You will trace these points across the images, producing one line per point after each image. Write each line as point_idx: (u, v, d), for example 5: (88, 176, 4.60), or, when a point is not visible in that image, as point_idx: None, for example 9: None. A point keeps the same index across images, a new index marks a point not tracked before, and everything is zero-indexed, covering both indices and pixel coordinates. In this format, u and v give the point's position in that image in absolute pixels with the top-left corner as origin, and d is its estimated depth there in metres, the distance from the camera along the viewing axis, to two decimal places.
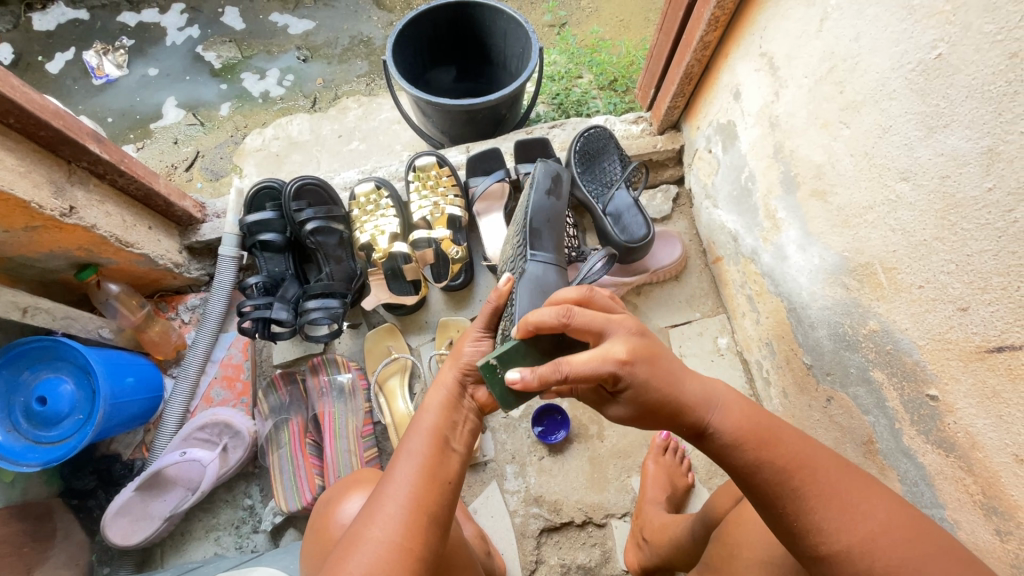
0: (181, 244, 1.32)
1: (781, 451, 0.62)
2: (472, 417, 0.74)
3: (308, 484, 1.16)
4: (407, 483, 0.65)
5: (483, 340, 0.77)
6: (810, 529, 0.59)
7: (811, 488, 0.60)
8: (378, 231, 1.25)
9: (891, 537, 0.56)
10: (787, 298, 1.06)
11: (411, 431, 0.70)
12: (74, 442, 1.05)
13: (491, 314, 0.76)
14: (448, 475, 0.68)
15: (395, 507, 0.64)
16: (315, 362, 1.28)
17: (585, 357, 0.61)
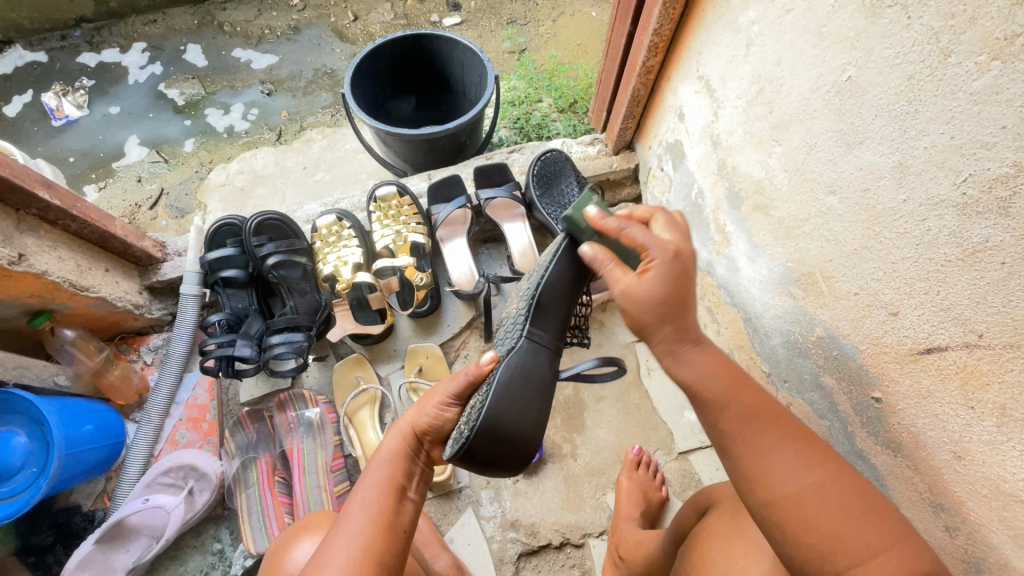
0: (141, 285, 1.30)
1: (747, 399, 0.60)
2: (423, 468, 0.79)
3: (278, 523, 1.14)
4: (359, 530, 0.66)
5: (449, 410, 0.78)
6: (763, 474, 0.57)
7: (772, 437, 0.58)
8: (341, 261, 1.26)
9: (843, 489, 0.55)
10: (742, 309, 1.10)
11: (365, 481, 0.73)
12: (27, 497, 1.01)
13: (465, 385, 0.78)
14: (401, 522, 0.70)
15: (344, 557, 0.63)
16: (282, 397, 1.26)
17: (643, 231, 0.63)
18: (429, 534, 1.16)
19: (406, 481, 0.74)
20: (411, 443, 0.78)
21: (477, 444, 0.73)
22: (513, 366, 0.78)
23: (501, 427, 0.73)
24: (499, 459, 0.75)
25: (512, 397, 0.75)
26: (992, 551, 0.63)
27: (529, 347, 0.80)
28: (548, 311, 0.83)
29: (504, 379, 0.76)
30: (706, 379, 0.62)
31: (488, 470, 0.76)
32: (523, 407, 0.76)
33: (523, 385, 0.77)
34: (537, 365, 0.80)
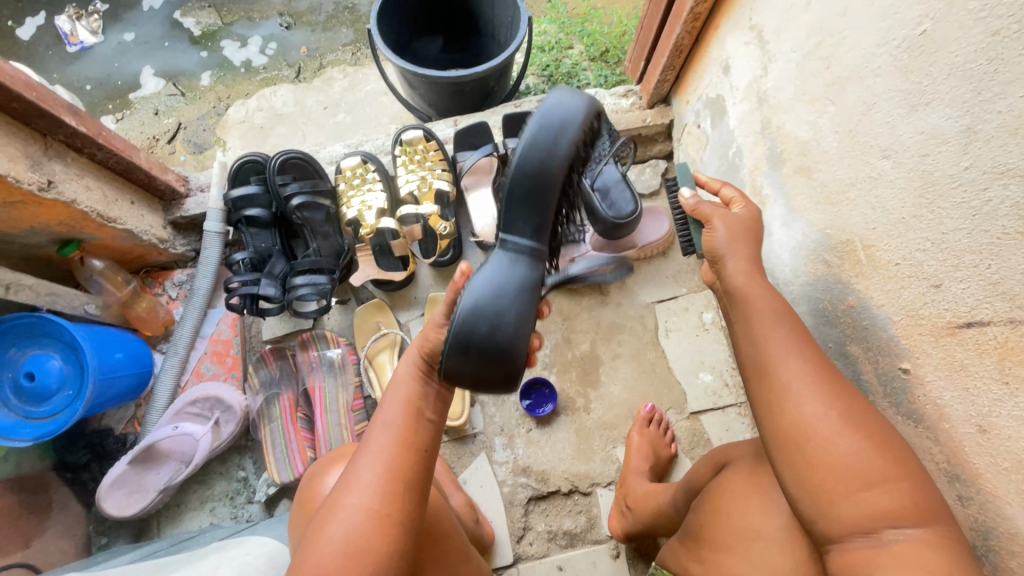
0: (165, 219, 1.30)
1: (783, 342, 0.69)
2: (443, 388, 0.76)
3: (301, 456, 1.17)
4: (383, 452, 0.69)
5: (445, 326, 0.72)
6: (790, 402, 0.64)
7: (797, 380, 0.65)
8: (365, 206, 1.25)
9: (854, 426, 0.61)
10: (770, 274, 1.09)
11: (386, 402, 0.74)
12: (64, 418, 1.05)
13: (451, 301, 0.73)
14: (422, 441, 0.71)
15: (370, 477, 0.67)
16: (304, 337, 1.28)
17: (733, 189, 0.87)
18: (445, 474, 1.21)
19: (424, 404, 0.74)
20: (427, 364, 0.75)
21: (455, 366, 0.69)
22: (482, 282, 0.69)
23: (472, 344, 0.67)
24: (484, 375, 0.69)
25: (481, 314, 0.68)
26: (1003, 521, 0.65)
27: (506, 251, 0.72)
28: (516, 214, 0.71)
29: (473, 288, 0.69)
30: (759, 304, 0.72)
31: (479, 388, 0.71)
32: (493, 320, 0.68)
33: (491, 299, 0.69)
34: (512, 273, 0.71)
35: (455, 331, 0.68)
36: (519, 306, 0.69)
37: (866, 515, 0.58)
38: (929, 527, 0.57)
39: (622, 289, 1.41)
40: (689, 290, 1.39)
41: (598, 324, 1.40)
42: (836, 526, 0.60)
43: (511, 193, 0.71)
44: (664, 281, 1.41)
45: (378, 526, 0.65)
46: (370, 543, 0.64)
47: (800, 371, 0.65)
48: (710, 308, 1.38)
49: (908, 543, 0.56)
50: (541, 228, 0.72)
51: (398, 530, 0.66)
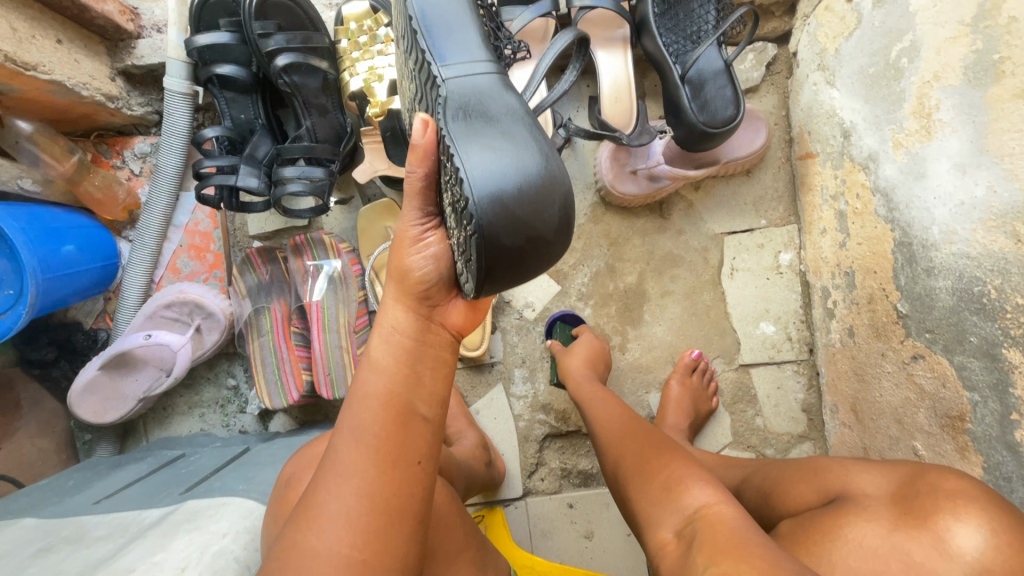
0: (113, 69, 0.99)
1: (614, 411, 0.87)
2: (449, 353, 0.51)
3: (295, 380, 1.02)
4: (355, 472, 0.45)
5: (429, 231, 0.48)
6: (619, 454, 0.76)
7: (619, 440, 0.79)
8: (374, 75, 0.93)
9: (650, 450, 0.73)
10: (900, 229, 0.83)
11: (356, 391, 0.49)
12: (8, 323, 0.87)
13: (424, 187, 0.46)
14: (416, 448, 0.47)
15: (339, 510, 0.44)
16: (298, 241, 1.06)
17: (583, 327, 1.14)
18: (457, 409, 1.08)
19: (414, 391, 0.48)
20: (416, 319, 0.49)
21: (498, 231, 0.41)
22: (458, 120, 0.42)
23: (506, 202, 0.41)
24: (536, 225, 0.43)
25: (492, 154, 0.41)
26: None
27: (459, 73, 0.44)
28: (452, 36, 0.45)
29: (454, 125, 0.42)
30: (591, 388, 0.96)
31: (530, 266, 0.45)
32: (510, 152, 0.42)
33: (490, 129, 0.42)
34: (489, 91, 0.44)
35: (472, 191, 0.40)
36: (530, 124, 0.44)
37: (676, 512, 0.61)
38: (729, 504, 0.58)
39: (686, 212, 1.15)
40: (769, 223, 1.13)
41: (651, 254, 1.16)
42: (657, 532, 0.61)
43: (424, 12, 0.46)
44: (740, 209, 1.14)
45: None
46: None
47: (620, 438, 0.80)
48: (790, 247, 1.13)
49: (710, 518, 0.57)
50: (480, 36, 0.46)
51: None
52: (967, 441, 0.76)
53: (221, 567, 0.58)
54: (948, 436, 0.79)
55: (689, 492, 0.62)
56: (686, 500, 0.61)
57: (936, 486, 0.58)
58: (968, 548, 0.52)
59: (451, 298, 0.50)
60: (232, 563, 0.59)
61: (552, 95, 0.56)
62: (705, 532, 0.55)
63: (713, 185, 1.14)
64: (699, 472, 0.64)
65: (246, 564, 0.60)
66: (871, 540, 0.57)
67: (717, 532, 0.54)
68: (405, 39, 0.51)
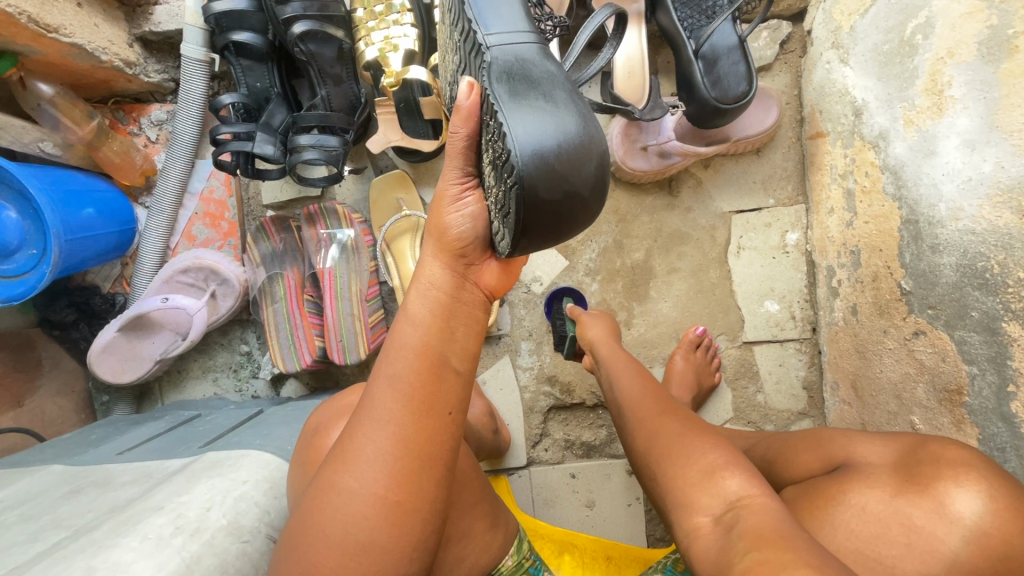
0: (131, 34, 1.00)
1: (640, 388, 0.83)
2: (479, 308, 0.53)
3: (308, 346, 1.05)
4: (389, 420, 0.47)
5: (467, 190, 0.50)
6: (648, 433, 0.74)
7: (646, 417, 0.77)
8: (390, 45, 0.94)
9: (680, 429, 0.70)
10: (908, 208, 0.84)
11: (390, 343, 0.50)
12: (33, 282, 0.89)
13: (465, 148, 0.49)
14: (447, 400, 0.49)
15: (374, 454, 0.47)
16: (311, 210, 1.08)
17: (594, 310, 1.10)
18: None
19: (447, 344, 0.50)
20: (453, 275, 0.51)
21: (538, 185, 0.43)
22: (502, 81, 0.45)
23: (547, 160, 0.43)
24: (573, 184, 0.45)
25: (534, 114, 0.44)
26: None
27: (503, 42, 0.48)
28: (497, 9, 0.49)
29: (500, 83, 0.45)
30: (615, 365, 0.92)
31: (565, 226, 0.47)
32: (551, 114, 0.44)
33: (532, 91, 0.45)
34: (531, 59, 0.47)
35: (514, 145, 0.43)
36: (570, 90, 0.47)
37: (714, 498, 0.59)
38: (770, 495, 0.56)
39: (695, 190, 1.16)
40: (777, 202, 1.14)
41: (658, 231, 1.17)
42: (690, 516, 0.59)
43: None
44: (749, 187, 1.15)
45: (388, 517, 0.46)
46: (378, 537, 0.46)
47: (647, 415, 0.77)
48: (797, 227, 1.14)
49: (753, 507, 0.55)
50: (522, 10, 0.50)
51: (418, 517, 0.47)
52: (963, 413, 0.78)
53: (243, 511, 0.61)
54: (945, 410, 0.80)
55: (726, 477, 0.60)
56: (724, 487, 0.59)
57: (938, 456, 0.60)
58: (967, 513, 0.54)
59: (486, 257, 0.53)
60: (254, 508, 0.62)
61: (590, 68, 0.59)
62: (747, 519, 0.53)
63: (722, 164, 1.15)
64: (735, 457, 0.62)
65: (267, 509, 0.63)
66: (874, 506, 0.59)
67: (759, 523, 0.52)
68: (451, 14, 0.55)
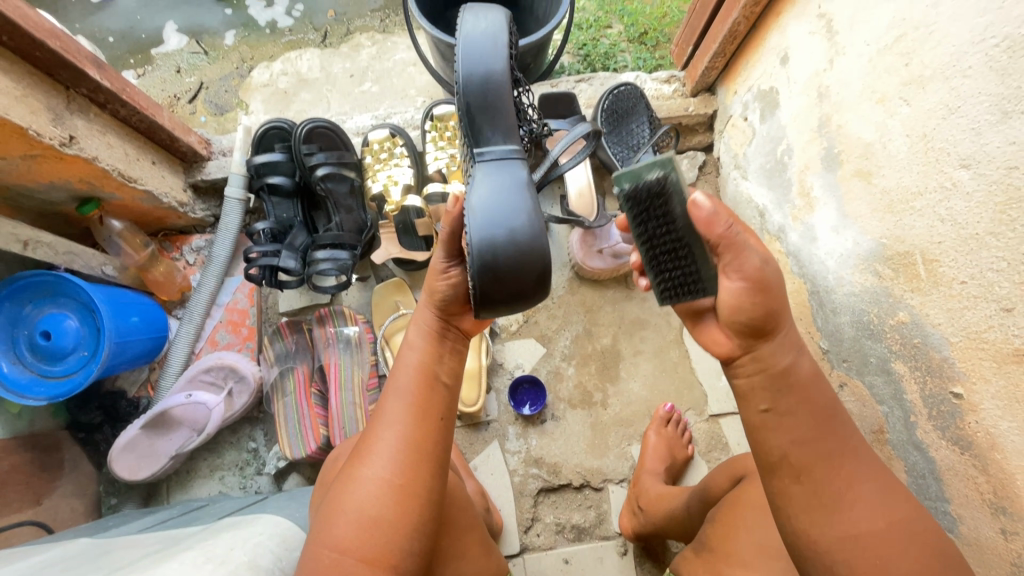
0: (186, 182, 1.27)
1: (828, 443, 0.54)
2: (462, 344, 0.71)
3: (313, 433, 1.16)
4: (397, 420, 0.62)
5: (451, 267, 0.66)
6: (831, 524, 0.53)
7: (845, 494, 0.53)
8: (391, 181, 1.21)
9: (901, 542, 0.52)
10: (811, 281, 1.03)
11: (397, 369, 0.66)
12: (80, 379, 1.04)
13: (450, 239, 0.65)
14: (439, 408, 0.64)
15: (385, 447, 0.60)
16: (322, 312, 1.25)
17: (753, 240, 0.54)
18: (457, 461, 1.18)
19: (439, 366, 0.66)
20: (440, 316, 0.68)
21: (491, 270, 0.60)
22: (476, 200, 0.61)
23: (500, 268, 0.60)
24: (519, 283, 0.62)
25: (497, 234, 0.60)
26: None
27: (487, 161, 0.64)
28: (487, 125, 0.64)
29: (473, 190, 0.61)
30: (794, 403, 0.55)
31: (515, 304, 0.65)
32: (509, 235, 0.60)
33: (497, 213, 0.61)
34: (503, 183, 0.63)
35: (476, 255, 0.59)
36: (531, 210, 0.62)
37: None
38: None
39: None
40: None
41: (621, 318, 1.36)
42: None
43: (468, 100, 0.64)
44: None
45: (395, 498, 0.58)
46: (387, 515, 0.58)
47: (841, 487, 0.54)
48: None
49: None
50: (510, 128, 0.65)
51: (418, 500, 0.59)
52: (890, 450, 0.89)
53: (260, 554, 0.69)
54: (878, 449, 0.92)
55: None
56: None
57: None
58: None
59: (464, 310, 0.69)
60: (269, 552, 0.71)
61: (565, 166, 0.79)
62: None
63: None
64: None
65: (279, 556, 0.71)
66: None
67: None
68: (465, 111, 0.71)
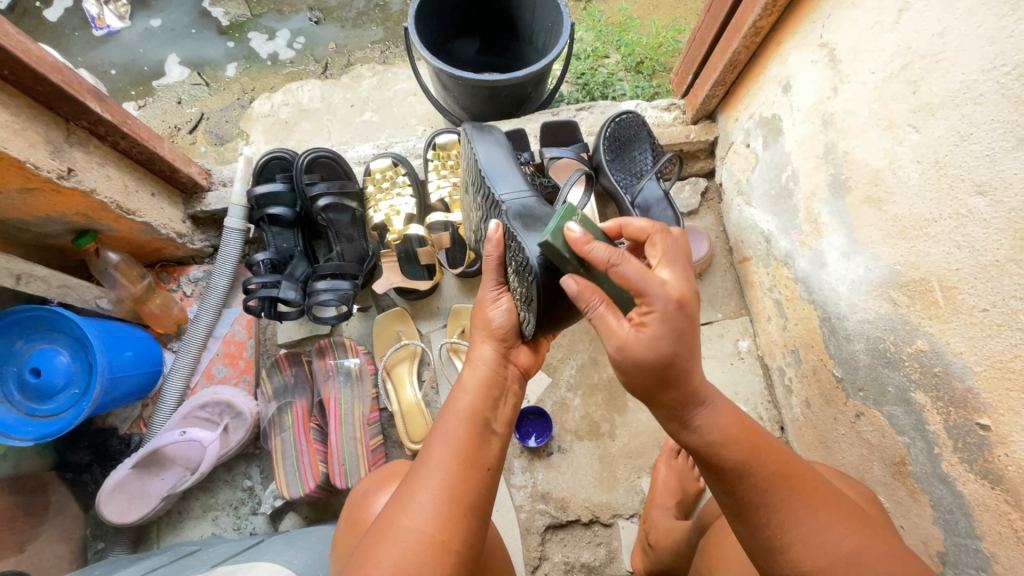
0: (185, 213, 1.25)
1: (766, 463, 0.63)
2: (512, 392, 0.70)
3: (312, 471, 1.12)
4: (442, 466, 0.60)
5: (501, 294, 0.74)
6: (794, 545, 0.60)
7: (800, 508, 0.61)
8: (394, 210, 1.20)
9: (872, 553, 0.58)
10: (821, 307, 1.02)
11: (446, 410, 0.65)
12: (69, 418, 0.99)
13: (496, 267, 0.74)
14: (487, 458, 0.62)
15: (428, 495, 0.58)
16: (322, 344, 1.23)
17: (636, 268, 0.57)
18: None
19: (488, 409, 0.66)
20: (494, 356, 0.70)
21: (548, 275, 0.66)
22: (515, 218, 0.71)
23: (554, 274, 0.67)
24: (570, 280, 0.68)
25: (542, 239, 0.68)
26: None
27: (510, 191, 0.75)
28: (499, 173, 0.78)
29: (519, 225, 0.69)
30: (730, 442, 0.63)
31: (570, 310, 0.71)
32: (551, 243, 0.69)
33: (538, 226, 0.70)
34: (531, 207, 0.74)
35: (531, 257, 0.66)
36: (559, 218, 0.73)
37: None
38: None
39: None
40: (725, 315, 1.33)
41: None
42: None
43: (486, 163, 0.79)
44: (699, 305, 1.35)
45: (433, 556, 0.55)
46: (423, 573, 0.53)
47: (803, 504, 0.61)
48: (746, 335, 1.32)
49: None
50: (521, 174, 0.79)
51: (457, 558, 0.56)
52: (913, 483, 0.86)
53: None
54: (900, 482, 0.88)
55: None
56: None
57: None
58: None
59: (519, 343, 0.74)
60: None
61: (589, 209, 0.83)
62: None
63: None
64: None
65: None
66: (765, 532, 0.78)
67: None
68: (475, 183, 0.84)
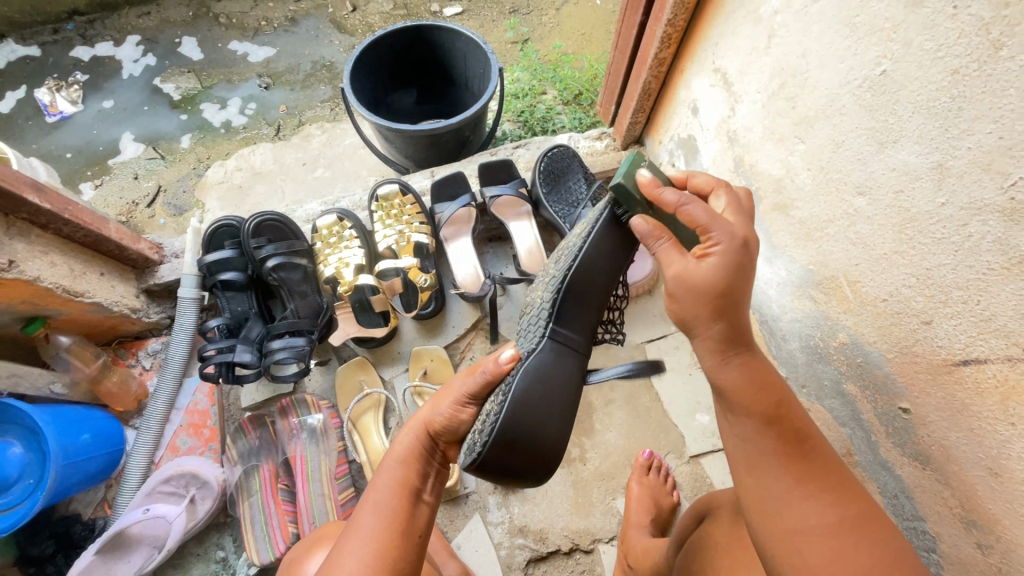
0: (138, 288, 1.27)
1: (782, 457, 0.58)
2: (441, 469, 0.75)
3: (281, 533, 1.11)
4: (372, 537, 0.64)
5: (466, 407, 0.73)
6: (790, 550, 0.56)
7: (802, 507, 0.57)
8: (343, 263, 1.22)
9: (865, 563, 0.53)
10: (758, 311, 1.06)
11: (376, 484, 0.70)
12: (24, 510, 0.98)
13: (480, 385, 0.71)
14: (417, 526, 0.67)
15: (356, 564, 0.61)
16: (284, 404, 1.23)
17: (705, 210, 0.59)
18: (439, 543, 1.10)
19: (419, 482, 0.70)
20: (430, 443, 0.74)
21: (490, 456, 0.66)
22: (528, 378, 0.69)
23: (522, 437, 0.67)
24: (531, 456, 0.68)
25: (529, 406, 0.68)
26: None
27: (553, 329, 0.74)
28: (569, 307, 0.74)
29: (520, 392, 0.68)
30: (743, 431, 0.59)
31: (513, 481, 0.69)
32: (544, 414, 0.68)
33: (539, 405, 0.68)
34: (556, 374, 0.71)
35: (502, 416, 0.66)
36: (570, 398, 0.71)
37: None
38: None
39: None
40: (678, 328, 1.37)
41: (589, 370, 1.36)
42: None
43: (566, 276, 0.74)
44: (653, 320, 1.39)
45: None
46: None
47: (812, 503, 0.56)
48: None
49: None
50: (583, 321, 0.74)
51: None
52: (861, 472, 0.88)
53: None
54: None
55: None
56: None
57: None
58: None
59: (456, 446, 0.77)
60: None
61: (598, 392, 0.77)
62: None
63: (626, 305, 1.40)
64: None
65: None
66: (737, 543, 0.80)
67: None
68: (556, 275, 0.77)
